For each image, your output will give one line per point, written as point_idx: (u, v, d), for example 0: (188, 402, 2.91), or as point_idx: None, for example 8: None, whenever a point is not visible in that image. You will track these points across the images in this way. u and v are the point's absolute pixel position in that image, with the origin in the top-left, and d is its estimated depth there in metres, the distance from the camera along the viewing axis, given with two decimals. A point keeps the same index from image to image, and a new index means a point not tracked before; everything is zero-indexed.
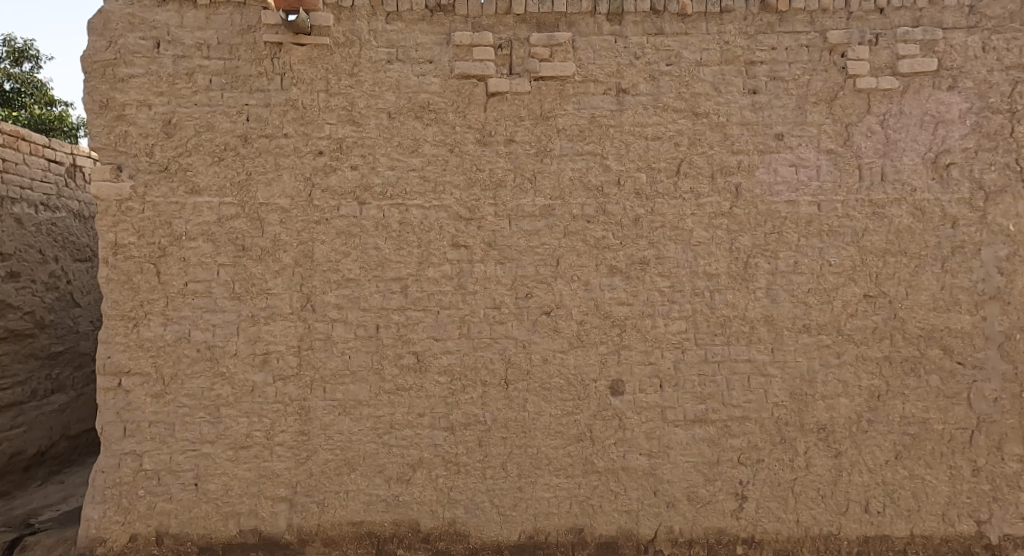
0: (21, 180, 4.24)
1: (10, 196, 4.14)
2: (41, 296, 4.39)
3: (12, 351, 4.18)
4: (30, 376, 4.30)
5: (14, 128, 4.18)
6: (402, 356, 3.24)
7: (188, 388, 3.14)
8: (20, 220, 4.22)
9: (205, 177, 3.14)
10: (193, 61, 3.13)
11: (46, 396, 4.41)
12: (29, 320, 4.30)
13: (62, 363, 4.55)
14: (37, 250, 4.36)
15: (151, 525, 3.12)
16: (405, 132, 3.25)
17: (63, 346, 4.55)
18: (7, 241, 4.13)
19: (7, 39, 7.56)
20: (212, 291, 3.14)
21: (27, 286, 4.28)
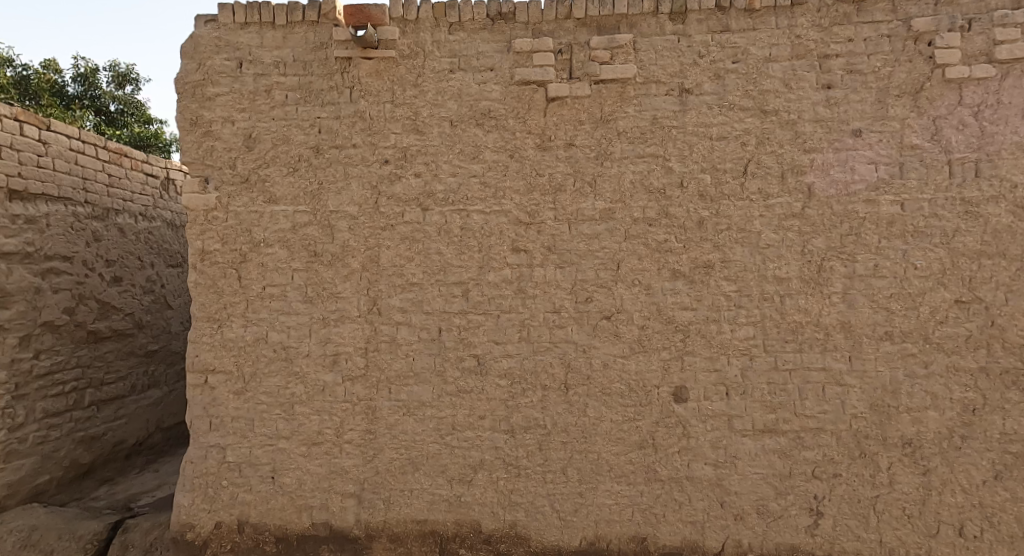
0: (123, 193, 4.65)
1: (114, 208, 4.55)
2: (140, 298, 4.78)
3: (115, 349, 4.56)
4: (130, 372, 4.67)
5: (117, 145, 4.61)
6: (463, 358, 3.30)
7: (266, 387, 3.33)
8: (123, 229, 4.63)
9: (282, 187, 3.33)
10: (271, 78, 3.34)
11: (144, 390, 4.79)
12: (129, 320, 4.68)
13: (157, 360, 4.94)
14: (136, 257, 4.75)
15: (233, 513, 3.33)
16: (466, 139, 3.32)
17: (157, 345, 4.95)
18: (112, 248, 4.53)
19: (112, 64, 8.30)
20: (287, 295, 3.32)
21: (128, 290, 4.67)
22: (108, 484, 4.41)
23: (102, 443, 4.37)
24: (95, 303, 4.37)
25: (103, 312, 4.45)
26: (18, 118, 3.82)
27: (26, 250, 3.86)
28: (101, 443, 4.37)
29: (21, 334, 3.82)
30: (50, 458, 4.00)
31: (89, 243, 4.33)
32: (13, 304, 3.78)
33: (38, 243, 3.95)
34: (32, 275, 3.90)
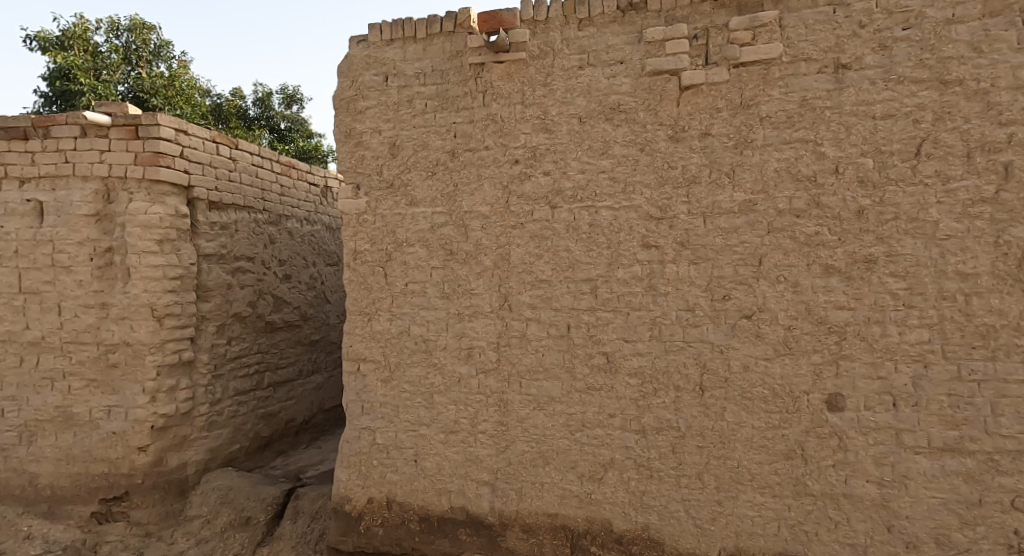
0: (291, 202, 5.74)
1: (284, 214, 5.63)
2: (305, 293, 5.87)
3: (288, 338, 5.63)
4: (299, 358, 5.74)
5: (286, 160, 5.69)
6: (592, 355, 3.28)
7: (408, 376, 3.59)
8: (291, 232, 5.70)
9: (422, 191, 3.56)
10: (412, 89, 3.58)
11: (309, 375, 5.87)
12: (297, 314, 5.75)
13: (318, 349, 6.02)
14: (302, 257, 5.83)
15: (382, 491, 3.63)
16: (595, 135, 3.29)
17: (317, 335, 6.00)
18: (284, 250, 5.62)
19: (284, 87, 9.43)
20: (427, 291, 3.55)
21: (296, 286, 5.75)
22: (282, 455, 5.48)
23: (276, 419, 5.45)
24: (271, 297, 5.43)
25: (279, 306, 5.52)
26: (214, 140, 4.88)
27: (221, 252, 4.91)
28: (276, 419, 5.46)
29: (218, 323, 4.86)
30: (240, 430, 5.06)
31: (267, 245, 5.40)
32: (211, 298, 4.81)
33: (229, 246, 5.00)
34: (224, 274, 4.94)
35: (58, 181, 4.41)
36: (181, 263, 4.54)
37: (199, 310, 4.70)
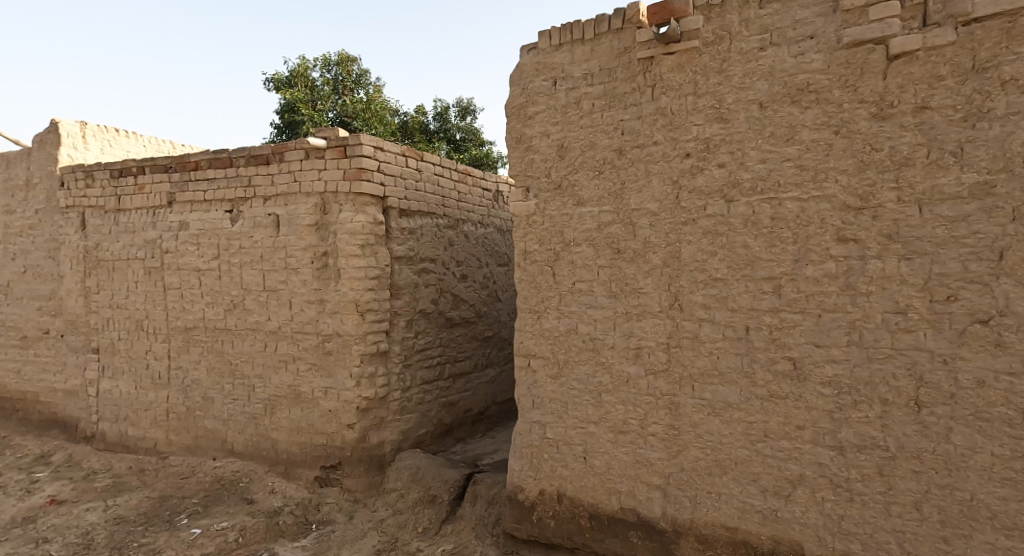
0: (468, 207, 6.36)
1: (461, 219, 6.25)
2: (479, 292, 6.46)
3: (465, 333, 6.26)
4: (474, 352, 6.38)
5: (463, 168, 6.28)
6: (776, 361, 3.02)
7: (577, 373, 3.62)
8: (467, 236, 6.32)
9: (589, 190, 3.57)
10: (580, 90, 3.60)
11: (482, 369, 6.50)
12: (473, 310, 6.34)
13: (491, 345, 6.64)
14: (476, 258, 6.44)
15: (553, 484, 3.71)
16: (779, 120, 3.00)
17: (490, 331, 6.61)
18: (461, 252, 6.24)
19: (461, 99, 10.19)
20: (594, 290, 3.55)
21: (471, 284, 6.35)
22: (461, 442, 6.12)
23: (456, 408, 6.07)
24: (450, 295, 6.04)
25: (457, 303, 6.14)
26: (404, 154, 5.52)
27: (409, 255, 5.54)
28: (456, 407, 6.10)
29: (407, 318, 5.49)
30: (426, 415, 5.71)
31: (446, 247, 6.02)
32: (402, 295, 5.46)
33: (416, 248, 5.63)
34: (413, 274, 5.58)
35: (290, 197, 5.38)
36: (378, 265, 5.22)
37: (391, 307, 5.35)
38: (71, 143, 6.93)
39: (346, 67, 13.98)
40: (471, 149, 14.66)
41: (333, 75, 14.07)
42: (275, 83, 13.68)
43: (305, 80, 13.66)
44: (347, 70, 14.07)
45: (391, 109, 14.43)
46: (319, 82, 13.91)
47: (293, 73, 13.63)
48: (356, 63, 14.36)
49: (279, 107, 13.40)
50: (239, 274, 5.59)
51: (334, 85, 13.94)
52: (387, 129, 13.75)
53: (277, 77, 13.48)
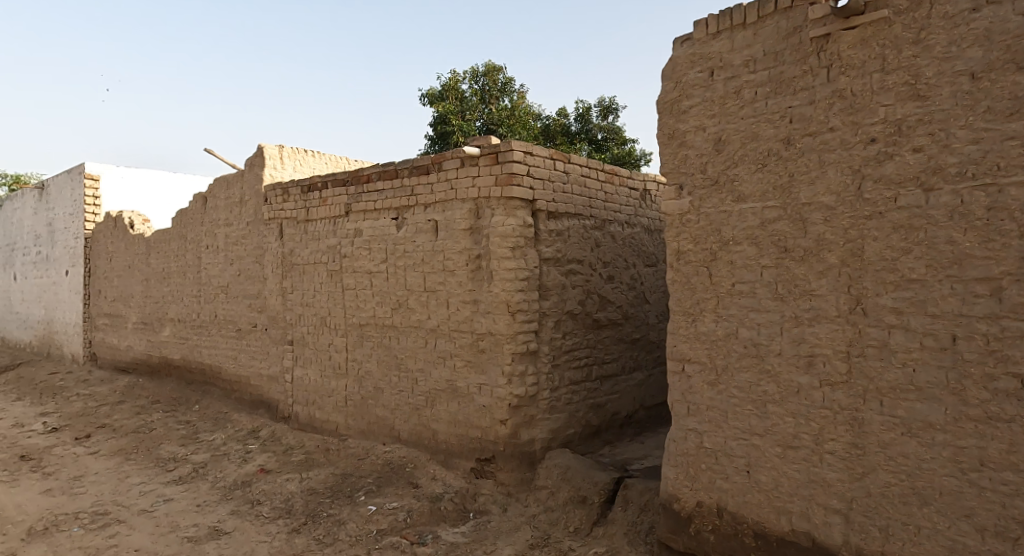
0: (615, 206, 6.25)
1: (608, 219, 6.16)
2: (626, 293, 6.32)
3: (612, 335, 6.16)
4: (621, 354, 6.25)
5: (610, 168, 6.20)
6: (995, 378, 2.57)
7: (738, 381, 3.39)
8: (614, 236, 6.21)
9: (750, 185, 3.33)
10: (741, 78, 3.37)
11: (630, 372, 6.35)
12: (620, 311, 6.22)
13: (639, 347, 6.47)
14: (623, 258, 6.31)
15: (712, 497, 3.51)
16: (997, 92, 2.56)
17: (638, 334, 6.45)
18: (608, 252, 6.15)
19: None
20: (757, 291, 3.30)
21: (618, 286, 6.23)
22: (609, 445, 6.03)
23: (604, 411, 5.99)
24: (597, 296, 5.97)
25: (604, 304, 6.06)
26: (553, 157, 5.56)
27: (557, 256, 5.57)
28: (604, 410, 6.01)
29: (554, 319, 5.52)
30: (574, 416, 5.70)
31: (593, 249, 5.96)
32: (551, 296, 5.50)
33: (564, 250, 5.65)
34: (560, 275, 5.60)
35: (447, 203, 5.67)
36: (528, 266, 5.30)
37: (539, 307, 5.41)
38: (273, 164, 7.96)
39: (492, 77, 14.53)
40: (613, 147, 14.52)
41: (480, 86, 14.69)
42: (428, 97, 14.64)
43: (455, 93, 14.43)
44: (493, 79, 14.61)
45: (534, 113, 14.74)
46: (467, 93, 14.63)
47: (444, 86, 14.48)
48: (501, 72, 14.88)
49: (431, 120, 14.36)
50: (403, 276, 6.01)
51: (481, 95, 14.57)
52: (530, 134, 14.12)
53: (430, 92, 14.39)
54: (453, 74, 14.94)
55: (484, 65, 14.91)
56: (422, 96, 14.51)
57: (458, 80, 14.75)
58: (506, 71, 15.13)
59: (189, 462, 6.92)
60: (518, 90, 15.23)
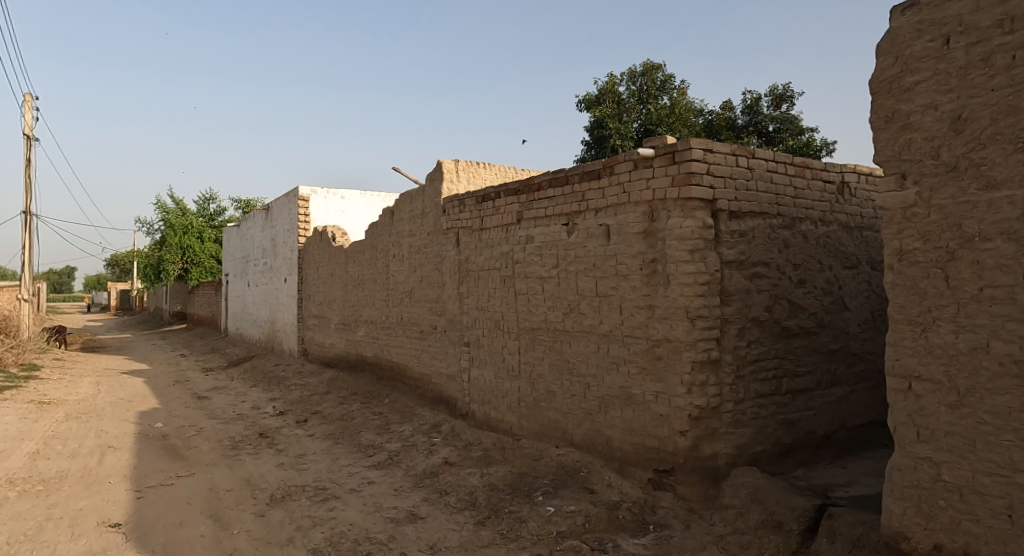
0: (807, 202, 5.64)
1: (799, 217, 5.58)
2: (821, 299, 5.67)
3: (804, 345, 5.55)
4: (816, 367, 5.61)
5: (802, 160, 5.59)
6: None
7: (990, 405, 2.83)
8: (806, 235, 5.60)
9: (1005, 169, 2.77)
10: (989, 43, 2.83)
11: (828, 387, 5.68)
12: (813, 319, 5.60)
13: (837, 360, 5.76)
14: (817, 260, 5.67)
15: (956, 541, 2.96)
16: None
17: (836, 344, 5.75)
18: (799, 254, 5.55)
19: None
20: (1017, 297, 2.73)
21: (811, 291, 5.61)
22: (803, 466, 5.44)
23: (797, 428, 5.43)
24: (786, 302, 5.43)
25: (794, 311, 5.49)
26: (735, 153, 5.17)
27: (740, 259, 5.15)
28: (797, 427, 5.44)
29: (739, 327, 5.12)
30: (763, 433, 5.23)
31: (781, 250, 5.43)
32: (734, 302, 5.11)
33: (748, 252, 5.21)
34: (744, 279, 5.17)
35: (620, 207, 5.55)
36: (708, 270, 4.98)
37: (722, 314, 5.04)
38: (450, 177, 8.44)
39: (650, 76, 14.14)
40: (787, 138, 13.33)
41: (638, 86, 14.38)
42: (583, 103, 14.64)
43: (612, 96, 14.26)
44: (652, 78, 14.19)
45: (696, 109, 14.04)
46: (625, 94, 14.38)
47: (602, 90, 14.35)
48: (660, 70, 14.42)
49: (588, 125, 14.34)
50: (574, 281, 5.99)
51: (638, 96, 14.26)
52: (691, 131, 13.47)
53: (586, 97, 14.37)
54: (609, 77, 14.79)
55: (642, 64, 14.54)
56: (580, 102, 14.53)
57: (616, 82, 14.56)
58: (665, 69, 14.65)
59: (384, 450, 7.57)
60: (678, 86, 14.64)
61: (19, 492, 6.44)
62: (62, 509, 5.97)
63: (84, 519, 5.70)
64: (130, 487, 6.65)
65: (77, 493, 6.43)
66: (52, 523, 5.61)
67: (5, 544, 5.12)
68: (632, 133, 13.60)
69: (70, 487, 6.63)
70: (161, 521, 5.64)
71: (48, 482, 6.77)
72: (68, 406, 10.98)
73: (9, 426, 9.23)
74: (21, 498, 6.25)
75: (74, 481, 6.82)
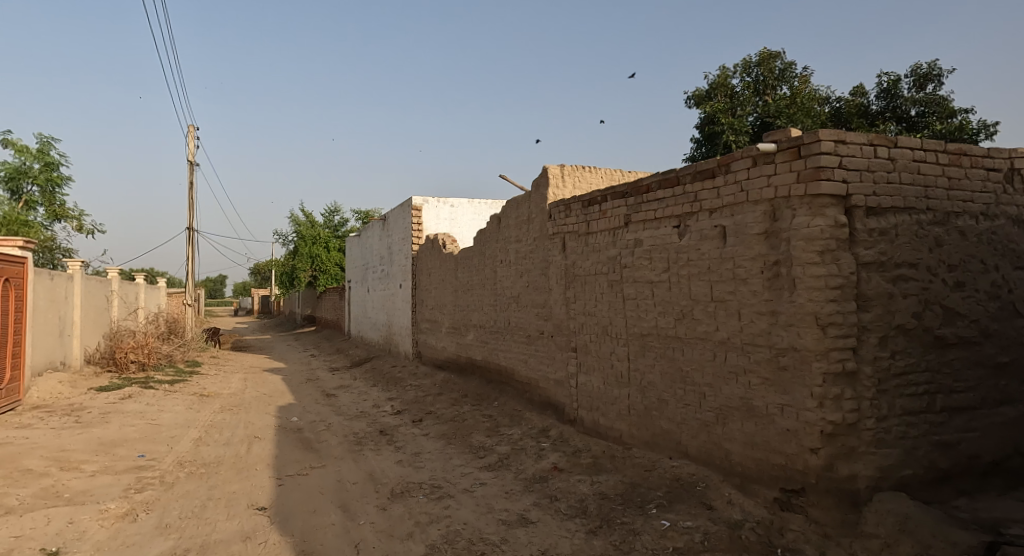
0: (964, 194, 4.95)
1: (955, 211, 4.90)
2: (985, 305, 4.95)
3: (965, 357, 4.86)
4: (980, 383, 4.89)
5: (957, 147, 4.92)
6: None
7: None
8: (964, 232, 4.91)
9: None
10: None
11: (995, 406, 4.94)
12: (975, 328, 4.89)
13: (1008, 375, 5.01)
14: (979, 259, 4.95)
15: None
16: None
17: (1005, 357, 5.00)
18: (955, 253, 4.87)
19: None
20: None
21: (972, 295, 4.91)
22: (965, 495, 4.77)
23: (956, 452, 4.76)
24: (939, 308, 4.78)
25: (950, 318, 4.83)
26: (872, 142, 4.65)
27: (880, 260, 4.60)
28: (956, 450, 4.78)
29: (880, 335, 4.57)
30: (913, 455, 4.64)
31: (932, 249, 4.79)
32: (873, 308, 4.57)
33: (890, 252, 4.64)
34: (886, 282, 4.61)
35: (737, 207, 5.17)
36: (841, 272, 4.50)
37: (859, 321, 4.54)
38: (554, 184, 8.35)
39: (767, 65, 13.29)
40: (932, 122, 11.97)
41: (753, 77, 13.56)
42: (693, 99, 14.02)
43: (724, 90, 13.54)
44: (770, 68, 13.33)
45: (821, 98, 13.00)
46: (739, 87, 13.61)
47: (712, 85, 13.69)
48: (778, 58, 13.50)
49: (698, 122, 13.70)
50: (687, 286, 5.67)
51: (754, 88, 13.44)
52: (817, 121, 12.45)
53: (696, 93, 13.76)
54: (722, 70, 14.05)
55: (756, 55, 13.69)
56: (690, 99, 13.93)
57: (728, 75, 13.80)
58: (783, 57, 13.70)
59: (495, 453, 7.59)
60: (800, 74, 13.62)
61: (186, 473, 7.13)
62: (219, 490, 6.52)
63: (237, 501, 6.19)
64: (274, 474, 7.16)
65: (231, 477, 7.03)
66: (213, 502, 6.15)
67: (178, 519, 5.66)
68: (749, 127, 12.83)
69: (226, 471, 7.27)
70: (300, 507, 6.00)
71: (208, 466, 7.45)
72: (223, 399, 12.13)
73: (177, 414, 10.33)
74: (189, 479, 6.92)
75: (229, 466, 7.47)
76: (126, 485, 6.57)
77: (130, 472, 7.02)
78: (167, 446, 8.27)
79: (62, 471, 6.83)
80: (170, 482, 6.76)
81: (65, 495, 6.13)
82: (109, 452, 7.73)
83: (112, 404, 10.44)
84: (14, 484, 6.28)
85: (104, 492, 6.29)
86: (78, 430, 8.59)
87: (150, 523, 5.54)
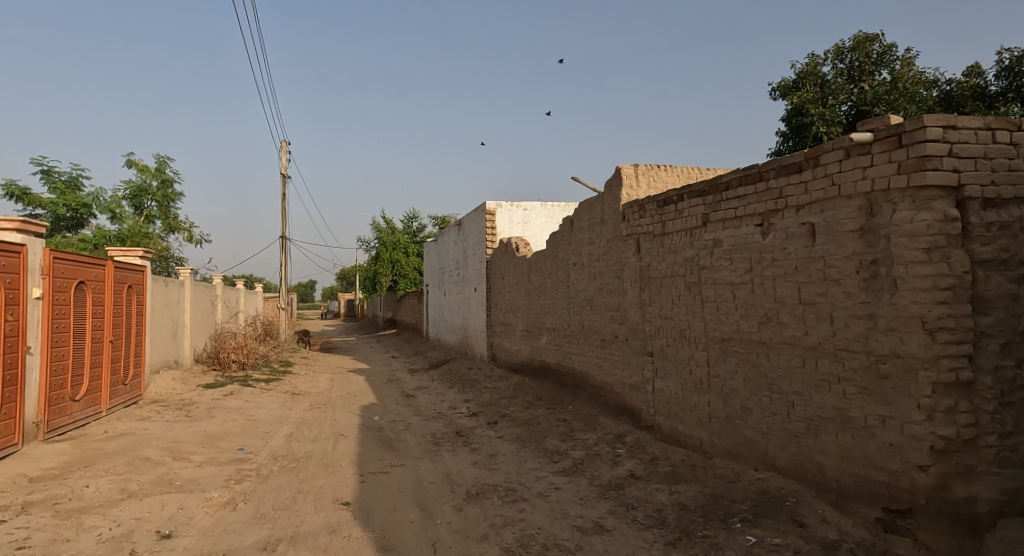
0: None
1: None
2: None
3: None
4: None
5: None
6: None
7: None
8: None
9: None
10: None
11: None
12: None
13: None
14: None
15: None
16: None
17: None
18: None
19: None
20: None
21: None
22: None
23: None
24: None
25: None
26: (990, 127, 4.12)
27: (1001, 257, 4.07)
28: None
29: (1002, 341, 4.04)
30: None
31: None
32: (992, 311, 4.05)
33: (1013, 248, 4.10)
34: (1008, 282, 4.08)
35: (828, 202, 4.74)
36: (952, 272, 4.01)
37: (975, 325, 4.03)
38: (629, 184, 8.06)
39: (862, 49, 12.34)
40: None
41: (847, 64, 12.65)
42: (779, 91, 13.28)
43: (814, 79, 12.71)
44: (865, 52, 12.37)
45: (928, 81, 11.91)
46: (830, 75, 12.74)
47: (800, 74, 12.90)
48: (875, 41, 12.52)
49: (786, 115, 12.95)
50: (772, 288, 5.27)
51: (848, 75, 12.54)
52: (923, 106, 11.43)
53: (783, 84, 13.01)
54: (811, 57, 13.20)
55: (849, 39, 12.76)
56: (776, 91, 13.19)
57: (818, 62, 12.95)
58: (882, 39, 12.67)
59: (569, 457, 7.39)
60: (902, 56, 12.54)
61: (280, 467, 7.37)
62: (308, 484, 6.68)
63: (324, 496, 6.30)
64: (358, 471, 7.27)
65: (319, 472, 7.20)
66: (304, 495, 6.29)
67: (271, 510, 5.83)
68: (842, 117, 11.98)
69: (314, 466, 7.46)
70: (382, 504, 6.03)
71: (299, 461, 7.68)
72: (314, 397, 12.60)
73: (272, 411, 10.81)
74: (282, 472, 7.14)
75: (317, 461, 7.67)
76: (228, 475, 6.85)
77: (231, 464, 7.33)
78: (263, 441, 8.62)
79: (173, 460, 7.21)
80: (265, 475, 7.00)
81: (176, 482, 6.45)
82: (214, 444, 8.12)
83: (217, 400, 11.06)
84: (135, 470, 6.66)
85: (209, 481, 6.58)
86: (187, 423, 9.09)
87: (248, 513, 5.72)
